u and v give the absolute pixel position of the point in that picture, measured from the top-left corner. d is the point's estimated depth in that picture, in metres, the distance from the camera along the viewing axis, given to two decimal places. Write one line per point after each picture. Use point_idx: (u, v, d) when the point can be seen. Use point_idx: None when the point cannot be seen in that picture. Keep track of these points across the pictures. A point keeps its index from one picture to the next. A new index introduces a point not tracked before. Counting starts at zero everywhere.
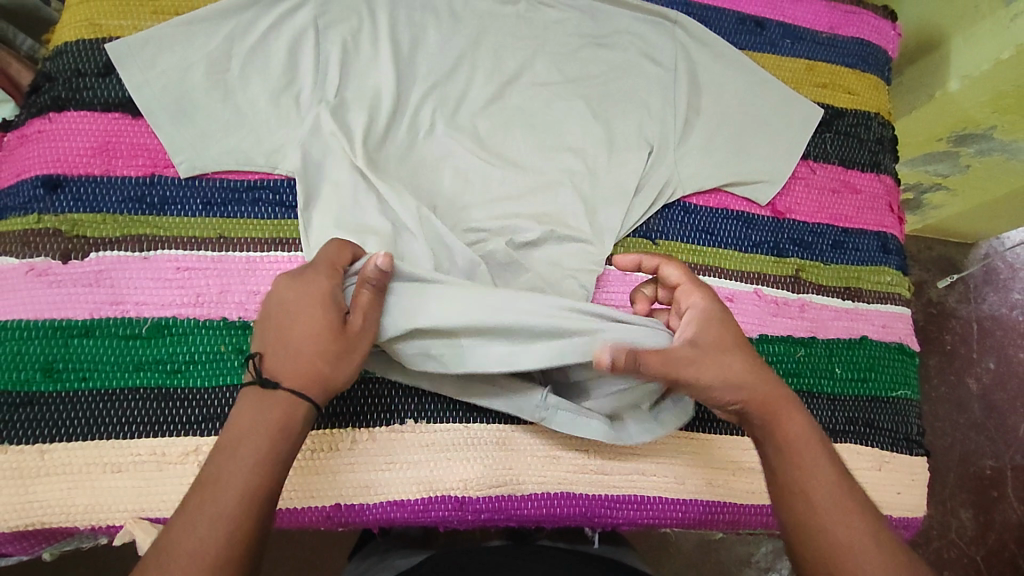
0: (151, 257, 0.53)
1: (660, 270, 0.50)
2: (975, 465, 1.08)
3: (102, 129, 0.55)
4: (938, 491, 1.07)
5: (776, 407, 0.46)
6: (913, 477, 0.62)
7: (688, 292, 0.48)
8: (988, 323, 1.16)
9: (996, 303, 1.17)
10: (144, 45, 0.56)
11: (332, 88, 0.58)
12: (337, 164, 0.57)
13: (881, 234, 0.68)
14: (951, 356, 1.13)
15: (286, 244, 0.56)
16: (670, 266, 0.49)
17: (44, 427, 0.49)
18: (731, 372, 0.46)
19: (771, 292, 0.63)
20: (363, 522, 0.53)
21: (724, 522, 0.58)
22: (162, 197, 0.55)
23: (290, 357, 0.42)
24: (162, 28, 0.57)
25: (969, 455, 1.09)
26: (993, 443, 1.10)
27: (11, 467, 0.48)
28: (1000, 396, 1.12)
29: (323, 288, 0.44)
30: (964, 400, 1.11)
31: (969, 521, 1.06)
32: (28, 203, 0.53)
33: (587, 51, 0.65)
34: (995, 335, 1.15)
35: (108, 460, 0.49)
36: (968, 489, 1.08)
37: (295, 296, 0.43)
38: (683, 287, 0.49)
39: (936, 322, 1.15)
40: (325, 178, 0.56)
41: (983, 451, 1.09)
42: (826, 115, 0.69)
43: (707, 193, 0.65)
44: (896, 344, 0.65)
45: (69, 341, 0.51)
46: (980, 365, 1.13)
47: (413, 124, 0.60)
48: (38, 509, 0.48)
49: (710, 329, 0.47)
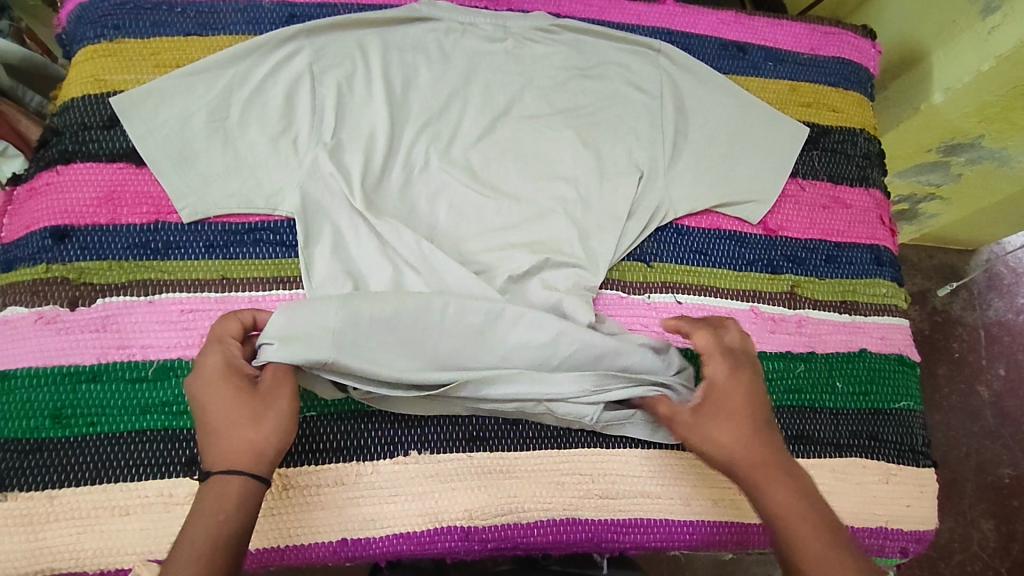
0: (156, 300, 0.55)
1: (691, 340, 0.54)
2: (991, 474, 1.07)
3: (108, 179, 0.57)
4: (956, 503, 1.06)
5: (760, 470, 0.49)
6: (923, 488, 0.62)
7: (708, 359, 0.53)
8: (995, 328, 1.15)
9: (1002, 309, 1.16)
10: (147, 97, 0.58)
11: (329, 129, 0.60)
12: (340, 204, 0.58)
13: (874, 246, 0.68)
14: (960, 364, 1.13)
15: (288, 282, 0.57)
16: (695, 334, 0.54)
17: (54, 473, 0.50)
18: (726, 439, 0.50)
19: (767, 309, 0.64)
20: (370, 556, 0.53)
21: (733, 544, 0.58)
22: (166, 241, 0.56)
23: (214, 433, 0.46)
24: (165, 80, 0.59)
25: (985, 463, 1.07)
26: (1010, 451, 1.08)
27: (21, 514, 0.49)
28: (1013, 403, 1.11)
29: (217, 363, 0.47)
30: (976, 409, 1.11)
31: (991, 532, 1.04)
32: (36, 254, 0.55)
33: (574, 83, 0.67)
34: (1002, 340, 1.15)
35: (116, 503, 0.50)
36: (988, 500, 1.06)
37: (201, 383, 0.47)
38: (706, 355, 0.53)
39: (943, 329, 1.15)
40: (324, 218, 0.58)
41: (1000, 460, 1.08)
42: (812, 133, 0.71)
43: (699, 215, 0.66)
44: (896, 355, 0.65)
45: (77, 386, 0.52)
46: (991, 372, 1.13)
47: (408, 162, 0.62)
48: (49, 555, 0.49)
49: (726, 395, 0.52)
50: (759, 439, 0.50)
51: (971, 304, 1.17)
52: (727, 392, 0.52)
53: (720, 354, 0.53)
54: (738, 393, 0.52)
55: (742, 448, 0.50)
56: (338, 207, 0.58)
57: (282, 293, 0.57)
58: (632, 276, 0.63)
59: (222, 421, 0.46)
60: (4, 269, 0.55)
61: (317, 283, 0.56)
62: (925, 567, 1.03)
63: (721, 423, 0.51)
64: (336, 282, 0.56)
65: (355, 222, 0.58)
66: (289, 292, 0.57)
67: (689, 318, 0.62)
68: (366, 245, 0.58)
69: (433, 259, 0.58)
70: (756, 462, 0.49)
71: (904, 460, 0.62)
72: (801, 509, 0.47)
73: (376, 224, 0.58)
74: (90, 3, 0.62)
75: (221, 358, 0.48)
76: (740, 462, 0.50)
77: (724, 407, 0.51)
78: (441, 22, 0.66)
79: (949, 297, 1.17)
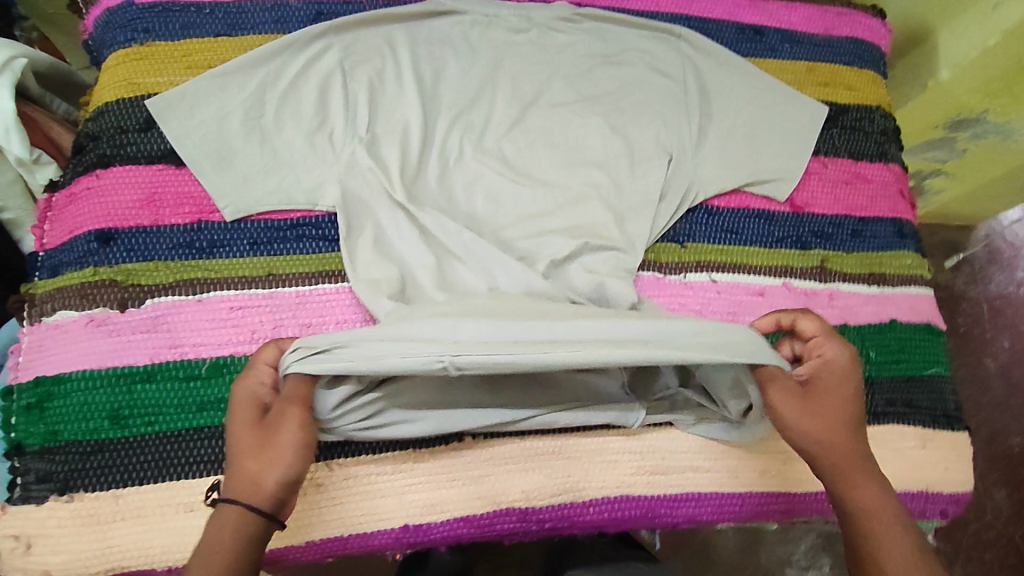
0: (205, 299, 0.55)
1: (796, 323, 0.54)
2: (1002, 444, 1.11)
3: (148, 181, 0.57)
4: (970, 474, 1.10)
5: (848, 469, 0.50)
6: (958, 451, 0.63)
7: (821, 344, 0.53)
8: (998, 301, 1.18)
9: (1003, 282, 1.19)
10: (181, 98, 0.59)
11: (364, 124, 0.61)
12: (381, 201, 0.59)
13: (896, 220, 0.70)
14: (967, 338, 1.16)
15: (333, 276, 0.58)
16: (806, 318, 0.54)
17: (115, 473, 0.50)
18: (824, 423, 0.50)
19: (799, 284, 0.66)
20: (431, 541, 0.54)
21: (778, 513, 0.59)
22: (210, 240, 0.57)
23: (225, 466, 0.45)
24: (197, 82, 0.59)
25: (995, 434, 1.11)
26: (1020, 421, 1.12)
27: (86, 514, 0.49)
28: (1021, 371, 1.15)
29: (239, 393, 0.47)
30: (985, 380, 1.14)
31: (1003, 500, 1.08)
32: (83, 258, 0.55)
33: (599, 70, 0.68)
34: (1004, 312, 1.18)
35: (180, 500, 0.50)
36: (1000, 469, 1.10)
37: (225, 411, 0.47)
38: (817, 339, 0.53)
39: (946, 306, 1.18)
40: (365, 210, 0.59)
41: (1009, 430, 1.12)
42: (831, 112, 0.72)
43: (727, 195, 0.67)
44: (924, 324, 0.67)
45: (133, 386, 0.52)
46: (995, 345, 1.16)
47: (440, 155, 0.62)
48: (116, 553, 0.49)
49: (832, 377, 0.52)
50: (852, 429, 0.51)
51: (974, 279, 1.20)
52: (835, 379, 0.52)
53: (836, 339, 0.53)
54: (851, 382, 0.52)
55: (841, 433, 0.50)
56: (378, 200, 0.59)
57: (328, 286, 0.57)
58: (668, 257, 0.64)
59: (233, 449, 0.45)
60: (52, 275, 0.56)
61: (361, 274, 0.56)
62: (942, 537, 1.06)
63: (823, 407, 0.51)
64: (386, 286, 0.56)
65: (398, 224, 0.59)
66: (334, 285, 0.57)
67: (725, 296, 0.64)
68: (407, 236, 0.58)
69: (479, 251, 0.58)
70: (850, 456, 0.50)
71: (939, 424, 0.64)
72: (888, 507, 0.49)
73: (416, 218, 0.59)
74: (118, 8, 0.62)
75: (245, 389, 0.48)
76: (836, 453, 0.50)
77: (826, 387, 0.52)
78: (465, 14, 0.67)
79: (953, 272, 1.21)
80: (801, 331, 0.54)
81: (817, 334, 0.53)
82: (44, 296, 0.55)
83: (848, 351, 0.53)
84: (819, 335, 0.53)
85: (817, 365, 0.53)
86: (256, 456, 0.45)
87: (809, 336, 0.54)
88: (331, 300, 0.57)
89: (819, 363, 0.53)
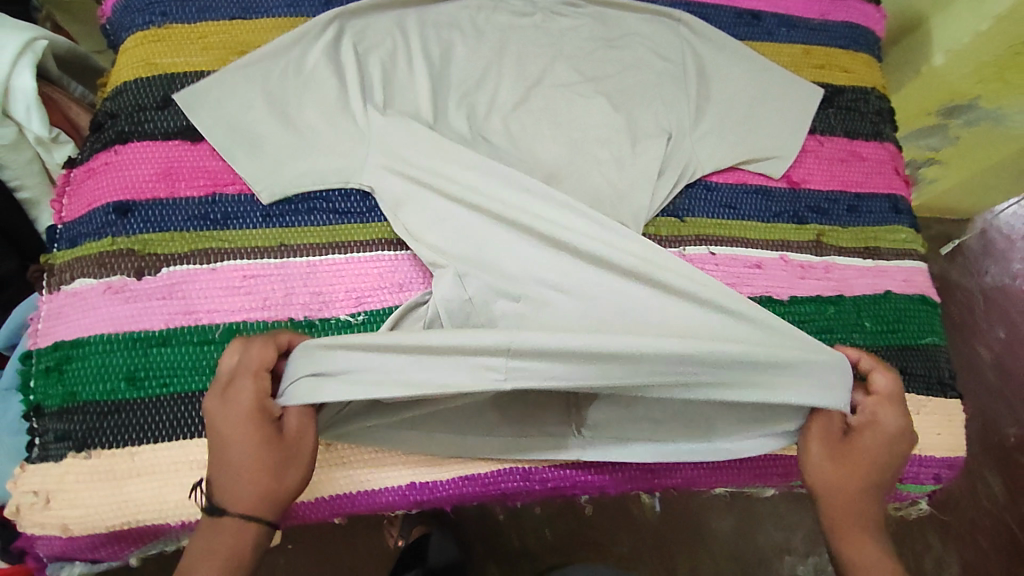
0: (218, 268, 0.57)
1: (870, 375, 0.56)
2: (997, 433, 1.20)
3: (165, 156, 0.59)
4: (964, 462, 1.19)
5: (853, 526, 0.53)
6: (951, 417, 0.65)
7: (883, 404, 0.55)
8: (992, 292, 1.30)
9: (1000, 273, 1.32)
10: (209, 90, 0.61)
11: (382, 104, 0.63)
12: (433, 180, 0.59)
13: (891, 196, 0.71)
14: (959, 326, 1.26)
15: (342, 247, 0.59)
16: (882, 374, 0.56)
17: (131, 432, 0.51)
18: (851, 479, 0.53)
19: (796, 257, 0.67)
20: (439, 500, 0.56)
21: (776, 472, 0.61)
22: (224, 212, 0.58)
23: (231, 477, 0.47)
24: (225, 74, 0.62)
25: (989, 420, 1.20)
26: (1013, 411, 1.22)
27: (102, 470, 0.51)
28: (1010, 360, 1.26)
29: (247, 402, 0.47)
30: (978, 367, 1.24)
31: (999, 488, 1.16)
32: (101, 228, 0.57)
33: (601, 53, 0.70)
34: (997, 301, 1.31)
35: (194, 457, 0.52)
36: (992, 456, 1.18)
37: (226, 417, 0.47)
38: (881, 399, 0.55)
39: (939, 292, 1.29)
40: (415, 175, 0.59)
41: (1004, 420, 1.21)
42: (827, 93, 0.74)
43: (726, 171, 0.69)
44: (918, 296, 0.68)
45: (149, 350, 0.54)
46: (990, 334, 1.27)
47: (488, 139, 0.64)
48: (131, 509, 0.50)
49: (880, 434, 0.54)
50: (870, 492, 0.53)
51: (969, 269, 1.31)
52: (878, 442, 0.54)
53: (898, 407, 0.55)
54: (895, 448, 0.54)
55: (860, 492, 0.53)
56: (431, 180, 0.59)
57: (337, 256, 0.59)
58: (668, 231, 0.66)
59: (243, 463, 0.47)
60: (70, 246, 0.57)
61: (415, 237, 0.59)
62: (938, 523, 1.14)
63: (854, 462, 0.53)
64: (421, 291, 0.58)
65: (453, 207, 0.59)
66: (344, 256, 0.59)
67: (723, 268, 0.65)
68: (451, 208, 0.59)
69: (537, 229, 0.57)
70: (862, 515, 0.53)
71: (932, 392, 0.66)
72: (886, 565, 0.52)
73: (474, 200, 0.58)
74: None
75: (254, 397, 0.48)
76: (850, 511, 0.53)
77: (868, 447, 0.53)
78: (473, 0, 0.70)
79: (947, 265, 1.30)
80: (872, 383, 0.56)
81: (886, 390, 0.55)
82: (63, 265, 0.57)
83: (904, 419, 0.54)
84: (885, 395, 0.55)
85: (869, 422, 0.54)
86: (273, 476, 0.48)
87: (875, 391, 0.55)
88: (340, 270, 0.59)
89: (872, 423, 0.54)
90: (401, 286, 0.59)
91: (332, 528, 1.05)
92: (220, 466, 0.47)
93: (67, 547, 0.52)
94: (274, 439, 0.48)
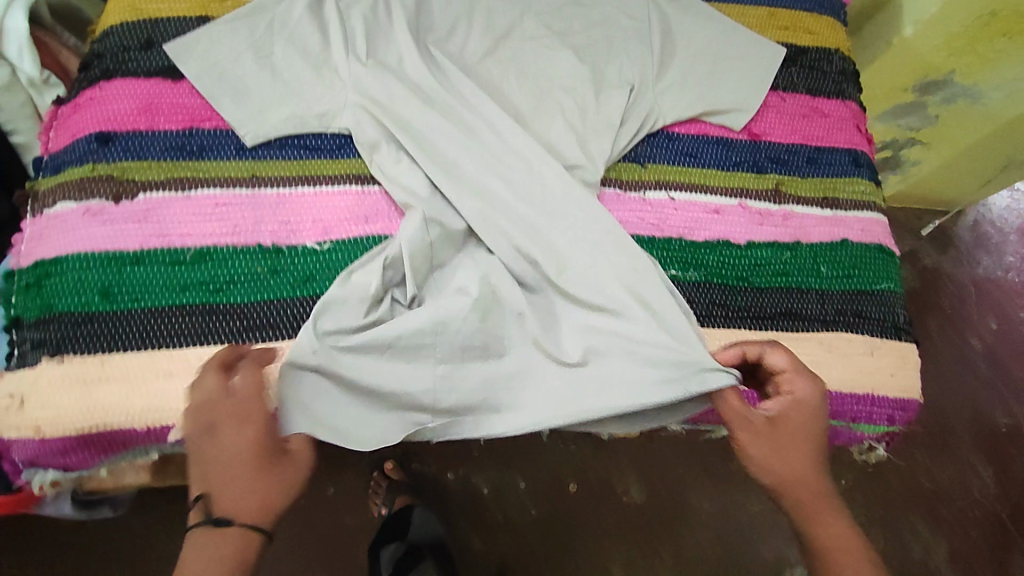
0: (192, 195, 0.60)
1: (765, 358, 0.58)
2: (987, 422, 1.26)
3: (145, 92, 0.62)
4: (954, 453, 1.24)
5: (812, 505, 0.55)
6: (904, 359, 0.67)
7: (792, 379, 0.56)
8: (983, 285, 1.36)
9: (991, 266, 1.38)
10: (196, 41, 0.64)
11: (365, 51, 0.65)
12: (406, 130, 0.62)
13: (851, 150, 0.73)
14: (953, 319, 1.33)
15: (310, 180, 0.62)
16: (774, 352, 0.57)
17: (103, 341, 0.55)
18: (788, 462, 0.55)
19: (754, 204, 0.69)
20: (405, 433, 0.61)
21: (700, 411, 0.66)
22: (200, 144, 0.61)
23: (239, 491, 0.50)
24: (210, 27, 0.65)
25: (981, 412, 1.27)
26: (1004, 401, 1.28)
27: (74, 372, 0.54)
28: (1003, 352, 1.32)
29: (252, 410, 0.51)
30: (969, 358, 1.31)
31: (990, 478, 1.23)
32: (83, 156, 0.60)
33: (569, 9, 0.72)
34: (992, 294, 1.36)
35: (162, 365, 0.55)
36: (984, 447, 1.25)
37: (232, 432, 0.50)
38: (788, 373, 0.57)
39: (932, 286, 1.35)
40: (395, 122, 0.63)
41: (994, 410, 1.27)
42: (791, 52, 0.76)
43: (688, 122, 0.71)
44: (876, 245, 0.70)
45: (122, 268, 0.57)
46: (982, 325, 1.33)
47: (464, 86, 0.66)
48: (102, 411, 0.54)
49: (798, 415, 0.56)
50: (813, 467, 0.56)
51: (963, 262, 1.38)
52: (799, 414, 0.56)
53: (805, 376, 0.57)
54: (813, 418, 0.56)
55: (800, 471, 0.55)
56: (402, 130, 0.62)
57: (307, 189, 0.62)
58: (628, 176, 0.68)
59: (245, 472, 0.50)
60: (54, 173, 0.60)
61: (388, 179, 0.62)
62: (926, 511, 1.20)
63: (783, 441, 0.55)
64: (369, 283, 0.58)
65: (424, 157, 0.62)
66: (312, 189, 0.62)
67: (682, 212, 0.67)
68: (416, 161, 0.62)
69: (498, 197, 0.62)
70: (810, 493, 0.55)
71: (887, 335, 0.68)
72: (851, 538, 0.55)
73: (445, 160, 0.63)
74: None
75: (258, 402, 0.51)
76: (799, 490, 0.55)
77: (789, 426, 0.56)
78: None
79: (938, 258, 1.38)
80: (771, 364, 0.57)
81: (787, 368, 0.57)
82: (46, 190, 0.60)
83: (815, 388, 0.56)
84: (790, 369, 0.57)
85: (787, 400, 0.56)
86: (268, 493, 0.51)
87: (780, 369, 0.57)
88: (308, 201, 0.61)
89: (790, 401, 0.56)
90: (367, 218, 0.62)
91: (321, 496, 1.08)
92: (218, 482, 0.50)
93: (39, 451, 0.55)
94: (264, 458, 0.51)
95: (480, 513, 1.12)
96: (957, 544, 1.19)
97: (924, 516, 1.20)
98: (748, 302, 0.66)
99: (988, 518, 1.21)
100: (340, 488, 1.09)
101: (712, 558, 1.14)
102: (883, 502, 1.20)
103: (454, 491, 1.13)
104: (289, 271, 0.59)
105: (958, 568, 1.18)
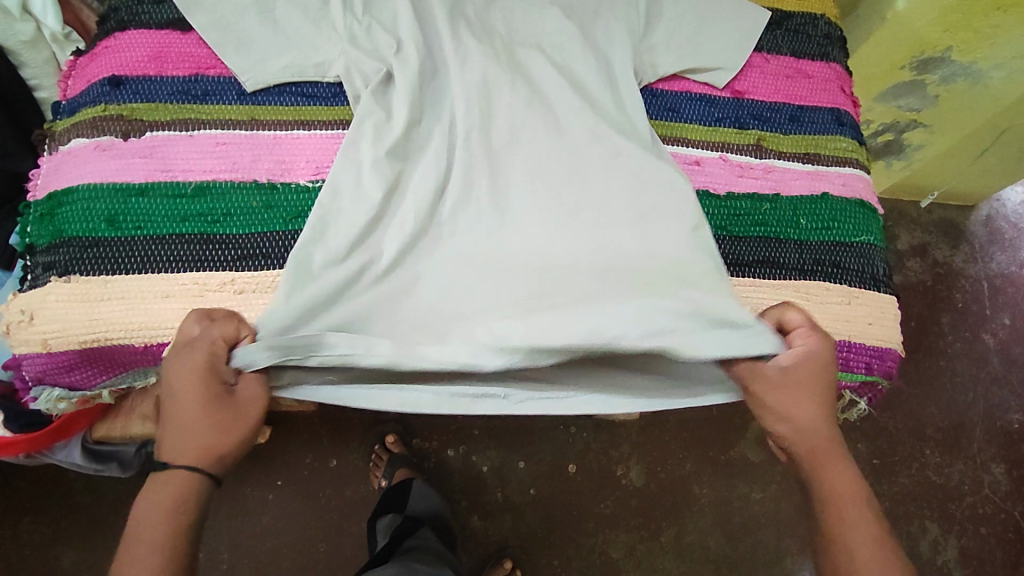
0: (195, 135, 0.64)
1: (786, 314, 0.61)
2: (1000, 420, 1.25)
3: (155, 42, 0.67)
4: (967, 450, 1.22)
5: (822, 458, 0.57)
6: (884, 310, 0.68)
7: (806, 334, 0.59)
8: (999, 280, 1.35)
9: (1005, 261, 1.36)
10: None
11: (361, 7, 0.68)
12: (381, 127, 0.64)
13: (835, 110, 0.75)
14: (966, 313, 1.31)
15: (306, 124, 0.66)
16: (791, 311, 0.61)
17: (108, 264, 0.59)
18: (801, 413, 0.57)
19: (736, 157, 0.71)
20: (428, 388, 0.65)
21: None
22: (205, 89, 0.66)
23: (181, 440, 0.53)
24: None
25: (994, 410, 1.25)
26: (1018, 397, 1.26)
27: (79, 292, 0.58)
28: (1018, 349, 1.30)
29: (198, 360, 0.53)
30: (983, 355, 1.29)
31: (1002, 476, 1.22)
32: (96, 98, 0.64)
33: None
34: (1006, 290, 1.34)
35: (160, 288, 0.59)
36: (998, 444, 1.23)
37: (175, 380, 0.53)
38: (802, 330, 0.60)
39: (945, 281, 1.33)
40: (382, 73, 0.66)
41: (1008, 407, 1.26)
42: (776, 17, 0.78)
43: (671, 80, 0.74)
44: (857, 200, 0.71)
45: (128, 199, 0.61)
46: (995, 321, 1.31)
47: (449, 54, 0.68)
48: (103, 327, 0.58)
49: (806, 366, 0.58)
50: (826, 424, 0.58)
51: (975, 258, 1.36)
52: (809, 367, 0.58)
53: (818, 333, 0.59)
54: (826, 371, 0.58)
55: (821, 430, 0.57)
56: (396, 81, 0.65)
57: (301, 132, 0.65)
58: None
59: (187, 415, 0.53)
60: (70, 115, 0.65)
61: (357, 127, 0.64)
62: (936, 509, 1.19)
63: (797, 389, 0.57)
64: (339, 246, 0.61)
65: (411, 148, 0.65)
66: (307, 132, 0.65)
67: None
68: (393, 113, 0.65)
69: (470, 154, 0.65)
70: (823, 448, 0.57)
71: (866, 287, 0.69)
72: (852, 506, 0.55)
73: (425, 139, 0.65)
74: None
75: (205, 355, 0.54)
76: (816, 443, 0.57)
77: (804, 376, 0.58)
78: None
79: (950, 252, 1.36)
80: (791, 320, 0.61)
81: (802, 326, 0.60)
82: (62, 130, 0.64)
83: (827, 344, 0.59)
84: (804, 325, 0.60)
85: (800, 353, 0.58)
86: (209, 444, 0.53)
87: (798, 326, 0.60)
88: (302, 143, 0.65)
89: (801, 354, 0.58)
90: None
91: (325, 470, 1.11)
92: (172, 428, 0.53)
93: (46, 367, 0.59)
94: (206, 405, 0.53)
95: (480, 492, 1.13)
96: (967, 543, 1.18)
97: (933, 513, 1.18)
98: (726, 249, 0.67)
99: (998, 516, 1.20)
100: (343, 460, 1.11)
101: (714, 545, 1.14)
102: (890, 496, 1.19)
103: (454, 468, 1.14)
104: (283, 205, 0.62)
105: (966, 566, 1.16)
